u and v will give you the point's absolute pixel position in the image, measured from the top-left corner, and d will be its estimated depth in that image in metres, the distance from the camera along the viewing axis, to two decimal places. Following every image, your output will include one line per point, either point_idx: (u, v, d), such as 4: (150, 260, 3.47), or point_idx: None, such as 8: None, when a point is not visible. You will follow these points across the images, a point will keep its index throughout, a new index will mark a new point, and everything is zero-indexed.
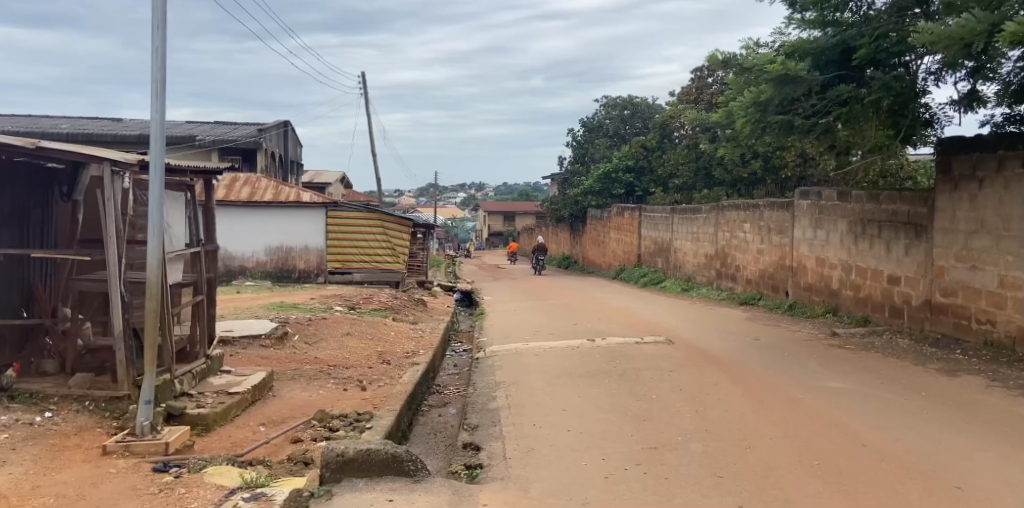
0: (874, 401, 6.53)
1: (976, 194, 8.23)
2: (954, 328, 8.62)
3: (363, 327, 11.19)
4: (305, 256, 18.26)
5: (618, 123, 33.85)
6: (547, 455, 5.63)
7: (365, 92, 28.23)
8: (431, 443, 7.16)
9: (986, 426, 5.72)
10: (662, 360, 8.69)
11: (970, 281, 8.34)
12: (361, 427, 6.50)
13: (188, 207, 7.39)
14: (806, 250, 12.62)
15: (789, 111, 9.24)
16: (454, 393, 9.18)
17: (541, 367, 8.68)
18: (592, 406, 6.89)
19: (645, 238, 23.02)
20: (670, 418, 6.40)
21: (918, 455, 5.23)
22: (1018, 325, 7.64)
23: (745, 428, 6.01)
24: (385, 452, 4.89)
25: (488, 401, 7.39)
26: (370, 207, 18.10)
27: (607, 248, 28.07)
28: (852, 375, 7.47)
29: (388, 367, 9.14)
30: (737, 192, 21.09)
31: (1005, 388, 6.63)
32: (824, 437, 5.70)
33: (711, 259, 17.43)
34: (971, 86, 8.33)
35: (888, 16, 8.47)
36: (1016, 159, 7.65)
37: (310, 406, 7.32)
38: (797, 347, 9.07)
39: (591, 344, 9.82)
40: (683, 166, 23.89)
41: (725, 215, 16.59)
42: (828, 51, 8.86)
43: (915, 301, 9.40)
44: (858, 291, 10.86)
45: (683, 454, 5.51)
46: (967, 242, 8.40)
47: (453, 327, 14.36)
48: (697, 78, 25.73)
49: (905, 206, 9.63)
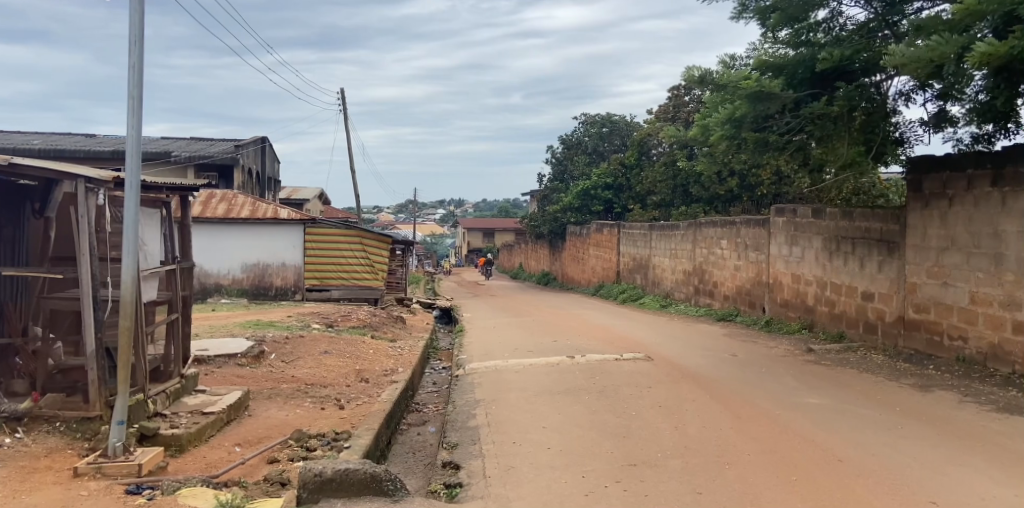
0: (850, 417, 6.59)
1: (945, 212, 8.39)
2: (926, 344, 8.73)
3: (341, 346, 11.08)
4: (282, 273, 18.13)
5: (596, 141, 33.96)
6: (527, 473, 5.62)
7: (343, 108, 28.11)
8: (410, 462, 7.11)
9: (958, 441, 5.79)
10: (643, 376, 8.71)
11: (942, 297, 8.46)
12: (339, 447, 6.46)
13: (164, 225, 7.28)
14: (782, 266, 12.75)
15: (763, 129, 9.42)
16: (433, 411, 9.15)
17: (520, 384, 8.66)
18: (572, 423, 6.88)
19: (624, 255, 23.10)
20: (648, 435, 6.41)
21: (894, 471, 5.26)
22: (989, 342, 7.76)
23: (724, 445, 6.04)
24: (363, 472, 4.83)
25: (468, 419, 7.34)
26: (347, 224, 18.11)
27: (585, 265, 28.10)
28: (829, 390, 7.53)
29: (366, 385, 9.07)
30: (714, 209, 21.26)
31: (978, 403, 6.71)
32: (802, 453, 5.74)
33: (689, 275, 17.54)
34: (940, 107, 8.51)
35: (859, 36, 8.70)
36: (985, 178, 7.79)
37: (287, 426, 7.24)
38: (775, 363, 9.13)
39: (571, 361, 9.83)
40: (661, 184, 24.00)
41: (703, 231, 16.76)
42: (798, 67, 9.02)
43: (888, 318, 9.51)
44: (832, 307, 10.98)
45: (662, 471, 5.52)
46: (939, 259, 8.52)
47: (432, 344, 14.28)
48: (674, 96, 25.93)
49: (878, 224, 9.77)
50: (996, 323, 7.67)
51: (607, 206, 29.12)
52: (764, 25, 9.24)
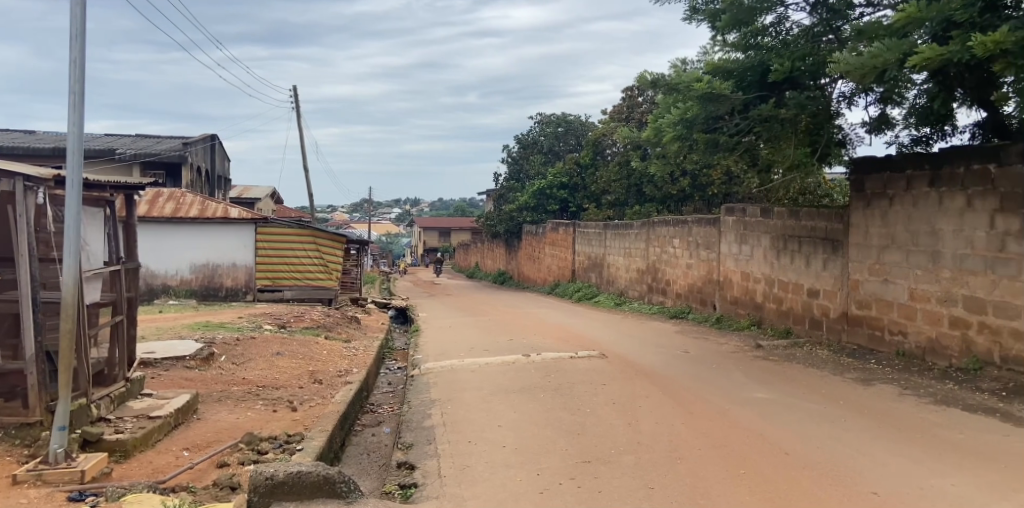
0: (797, 410, 6.76)
1: (886, 211, 8.64)
2: (868, 339, 9.00)
3: (293, 347, 10.94)
4: (233, 274, 17.82)
5: (551, 140, 34.10)
6: (482, 472, 5.64)
7: (296, 106, 27.69)
8: (364, 463, 7.05)
9: (897, 432, 5.98)
10: (597, 374, 8.79)
11: (883, 293, 8.73)
12: (292, 449, 6.40)
13: (108, 224, 7.03)
14: (732, 264, 12.98)
15: (713, 130, 9.63)
16: (388, 412, 9.08)
17: (475, 384, 8.67)
18: (527, 421, 6.92)
19: (579, 254, 23.27)
20: (602, 431, 6.47)
21: (838, 463, 5.41)
22: (927, 337, 8.04)
23: (676, 440, 6.14)
24: (315, 474, 4.78)
25: (423, 419, 7.31)
26: (300, 223, 17.89)
27: (541, 265, 28.21)
28: (777, 385, 7.70)
29: (320, 387, 8.97)
30: (667, 209, 21.56)
31: (917, 396, 6.94)
32: (750, 447, 5.87)
33: (642, 273, 17.74)
34: (881, 110, 8.77)
35: (804, 40, 8.90)
36: (923, 179, 8.05)
37: (237, 429, 7.12)
38: (725, 359, 9.30)
39: (526, 359, 9.86)
40: (616, 184, 24.23)
41: (656, 231, 16.96)
42: (748, 71, 9.18)
43: (832, 314, 9.78)
44: (779, 304, 11.24)
45: (615, 467, 5.58)
46: (880, 257, 8.77)
47: (387, 344, 14.18)
48: (628, 97, 26.20)
49: (823, 222, 10.02)
50: (933, 319, 7.95)
51: (563, 206, 29.31)
52: (714, 28, 9.40)
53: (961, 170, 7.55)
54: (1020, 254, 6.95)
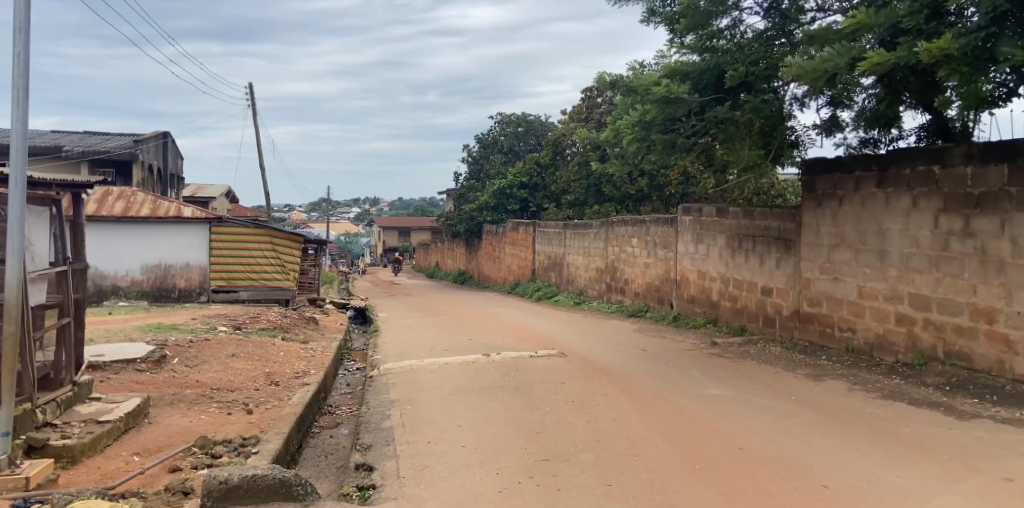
0: (750, 406, 6.88)
1: (836, 211, 8.84)
2: (819, 336, 9.19)
3: (248, 348, 10.77)
4: (186, 274, 17.49)
5: (511, 140, 34.13)
6: (441, 472, 5.62)
7: (251, 103, 27.28)
8: (321, 465, 6.97)
9: (847, 427, 6.13)
10: (557, 373, 8.82)
11: (833, 291, 8.92)
12: (246, 452, 6.31)
13: (53, 223, 6.76)
14: (688, 263, 13.15)
15: (671, 131, 9.83)
16: (346, 413, 9.00)
17: (435, 384, 8.63)
18: (486, 421, 6.91)
19: (539, 253, 23.36)
20: (561, 430, 6.50)
21: (790, 457, 5.51)
22: (875, 333, 8.25)
23: (634, 437, 6.20)
24: (271, 478, 4.72)
25: (382, 420, 7.26)
26: (256, 222, 17.64)
27: (501, 264, 28.23)
28: (732, 382, 7.82)
29: (276, 388, 8.85)
30: (626, 208, 21.78)
31: (865, 391, 7.12)
32: (706, 442, 5.95)
33: (602, 272, 17.87)
34: (831, 112, 8.96)
35: (757, 44, 9.06)
36: (871, 180, 8.25)
37: (189, 433, 6.98)
38: (682, 357, 9.41)
39: (486, 359, 9.85)
40: (575, 184, 24.37)
41: (614, 230, 17.10)
42: (704, 74, 9.32)
43: (785, 311, 9.97)
44: (734, 302, 11.41)
45: (574, 464, 5.62)
46: (831, 256, 8.97)
47: (346, 345, 14.06)
48: (587, 97, 26.40)
49: (776, 222, 10.22)
50: (881, 316, 8.16)
51: (523, 205, 29.42)
52: (673, 31, 9.68)
53: (907, 172, 7.75)
54: (963, 253, 7.17)
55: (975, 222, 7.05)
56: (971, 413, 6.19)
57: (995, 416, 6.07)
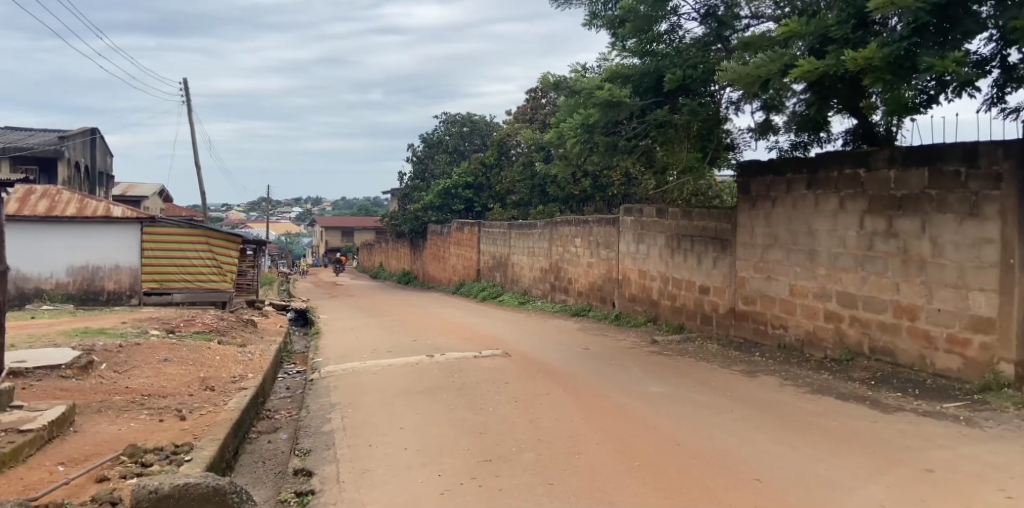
0: (687, 402, 7.01)
1: (769, 212, 9.06)
2: (753, 333, 9.42)
3: (182, 352, 10.48)
4: (115, 276, 16.93)
5: (456, 140, 34.02)
6: (382, 475, 5.57)
7: (186, 99, 26.58)
8: (259, 471, 6.84)
9: (779, 421, 6.30)
10: (499, 373, 8.83)
11: (766, 290, 9.15)
12: (179, 460, 6.14)
13: None
14: (630, 263, 13.33)
15: (612, 133, 9.94)
16: (285, 417, 8.84)
17: (376, 386, 8.55)
18: (428, 423, 6.88)
19: (483, 253, 23.36)
20: (502, 430, 6.51)
21: (725, 452, 5.63)
22: (806, 330, 8.49)
23: (575, 435, 6.25)
24: (205, 486, 4.62)
25: (322, 424, 7.16)
26: (191, 223, 17.21)
27: (446, 264, 28.14)
28: (670, 379, 7.96)
29: (211, 393, 8.64)
30: (570, 208, 21.94)
31: (796, 386, 7.32)
32: (645, 439, 6.04)
33: (545, 272, 17.97)
34: (765, 116, 9.18)
35: (695, 49, 9.22)
36: (801, 182, 8.48)
37: (118, 441, 6.76)
38: (622, 356, 9.53)
39: (429, 360, 9.80)
40: (520, 184, 24.46)
41: (558, 230, 17.20)
42: (644, 77, 9.44)
43: (721, 309, 10.19)
44: (673, 301, 11.61)
45: (516, 464, 5.63)
46: (764, 255, 9.20)
47: (285, 348, 13.82)
48: (531, 98, 26.54)
49: (713, 222, 10.44)
50: (811, 313, 8.40)
51: (468, 205, 29.36)
52: (614, 34, 9.80)
53: (835, 174, 8.00)
54: (887, 253, 7.43)
55: (898, 223, 7.31)
56: (895, 406, 6.42)
57: (917, 409, 6.31)
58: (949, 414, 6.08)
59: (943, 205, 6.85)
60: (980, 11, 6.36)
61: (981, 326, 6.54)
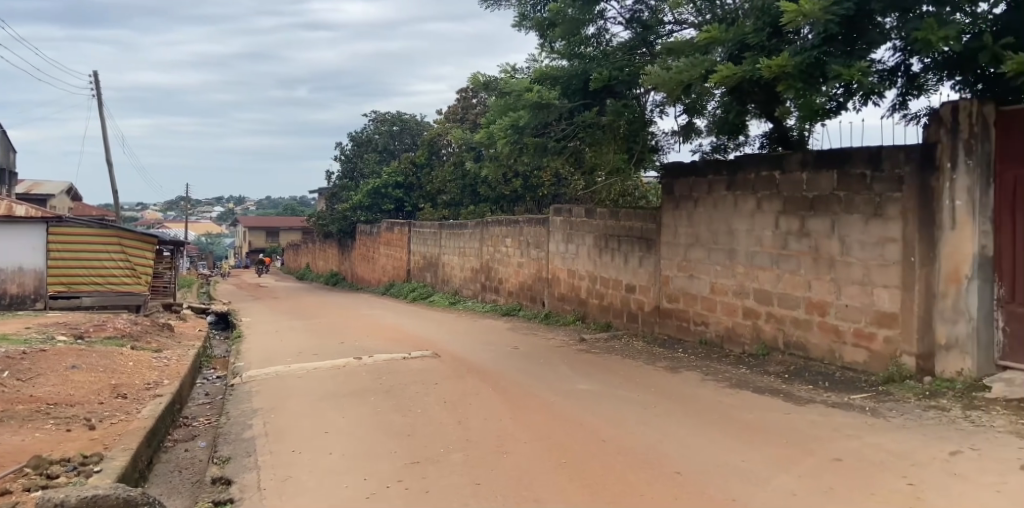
0: (612, 399, 7.12)
1: (692, 212, 9.28)
2: (677, 330, 9.64)
3: (92, 359, 10.05)
4: (19, 279, 15.93)
5: (386, 139, 33.66)
6: (305, 481, 5.47)
7: (96, 93, 25.46)
8: (175, 480, 6.61)
9: (699, 415, 6.45)
10: (428, 374, 8.78)
11: (689, 288, 9.37)
12: (88, 471, 5.89)
13: None
14: (559, 262, 13.44)
15: (542, 135, 10.00)
16: (204, 424, 8.58)
17: (300, 390, 8.38)
18: (354, 426, 6.79)
19: (414, 254, 23.19)
20: (430, 431, 6.48)
21: (647, 447, 5.74)
22: (726, 326, 8.74)
23: (502, 434, 6.27)
24: (115, 498, 4.44)
25: (242, 430, 6.98)
26: (102, 223, 16.61)
27: (375, 265, 27.81)
28: (596, 377, 8.06)
29: (124, 401, 8.31)
30: (501, 208, 22.00)
31: (717, 381, 7.52)
32: (570, 437, 6.10)
33: (476, 272, 17.96)
34: (688, 119, 9.39)
35: (621, 53, 9.35)
36: (721, 183, 8.71)
37: (21, 453, 6.43)
38: (550, 354, 9.61)
39: (356, 362, 9.66)
40: (451, 184, 24.38)
41: (489, 230, 17.21)
42: (572, 79, 9.52)
43: (646, 307, 10.38)
44: (601, 300, 11.77)
45: (443, 465, 5.61)
46: (687, 254, 9.41)
47: (205, 352, 13.40)
48: (462, 98, 26.48)
49: (639, 222, 10.62)
50: (731, 310, 8.64)
51: (398, 205, 29.09)
52: (543, 36, 9.87)
53: (752, 176, 8.26)
54: (800, 252, 7.71)
55: (810, 223, 7.59)
56: (807, 399, 6.67)
57: (827, 401, 6.57)
58: (856, 405, 6.35)
59: (850, 206, 7.14)
60: (884, 23, 6.65)
61: (886, 321, 6.85)
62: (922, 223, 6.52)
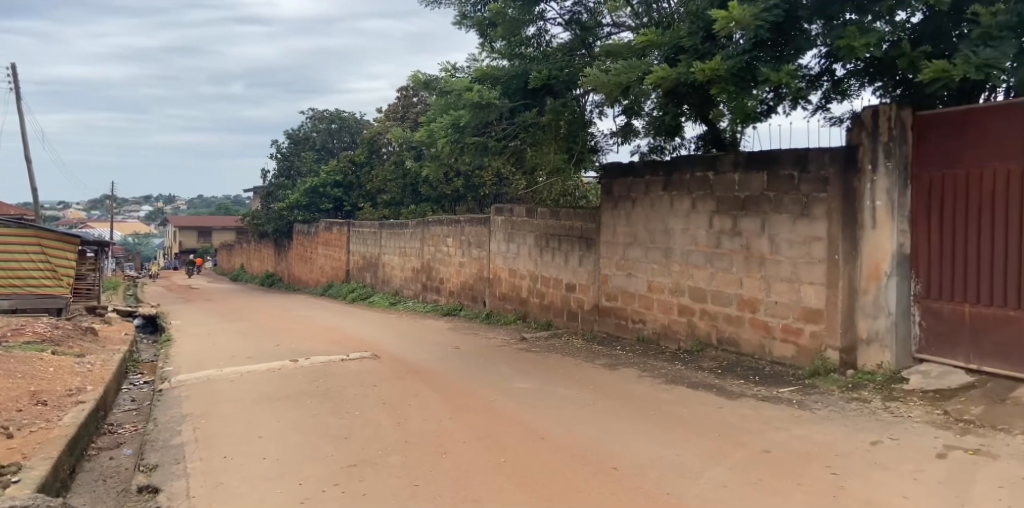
0: (551, 397, 7.17)
1: (630, 212, 9.41)
2: (615, 327, 9.77)
3: (10, 365, 9.61)
4: None
5: (324, 137, 33.15)
6: (237, 488, 5.34)
7: (14, 87, 24.31)
8: (99, 490, 6.38)
9: (635, 411, 6.55)
10: (367, 376, 8.69)
11: (627, 286, 9.50)
12: (5, 483, 5.64)
13: None
14: (500, 262, 13.46)
15: (482, 134, 10.00)
16: (130, 431, 8.30)
17: (233, 394, 8.19)
18: (289, 430, 6.67)
19: (353, 254, 22.91)
20: (368, 433, 6.41)
21: (583, 444, 5.80)
22: (662, 323, 8.89)
23: (441, 435, 6.25)
24: None
25: (170, 437, 6.78)
26: (20, 223, 16.01)
27: (313, 265, 27.37)
28: (535, 375, 8.10)
29: (44, 409, 7.97)
30: (442, 208, 21.94)
31: (653, 377, 7.64)
32: (508, 435, 6.12)
33: (417, 272, 17.85)
34: (626, 120, 9.51)
35: (561, 53, 9.41)
36: (658, 183, 8.86)
37: None
38: (490, 354, 9.61)
39: (292, 365, 9.49)
40: (391, 183, 24.16)
41: (430, 230, 17.12)
42: (513, 79, 9.54)
43: (586, 306, 10.49)
44: (542, 299, 11.83)
45: (380, 468, 5.56)
46: (625, 253, 9.54)
47: (131, 357, 12.96)
48: (402, 96, 26.27)
49: (579, 222, 10.71)
50: (667, 308, 8.80)
51: (337, 204, 28.68)
52: (484, 36, 9.89)
53: (687, 176, 8.42)
54: (732, 250, 7.90)
55: (742, 222, 7.78)
56: (738, 393, 6.84)
57: (757, 394, 6.74)
58: (784, 398, 6.54)
59: (779, 206, 7.35)
60: (810, 29, 6.87)
61: (812, 316, 7.07)
62: (845, 222, 6.75)
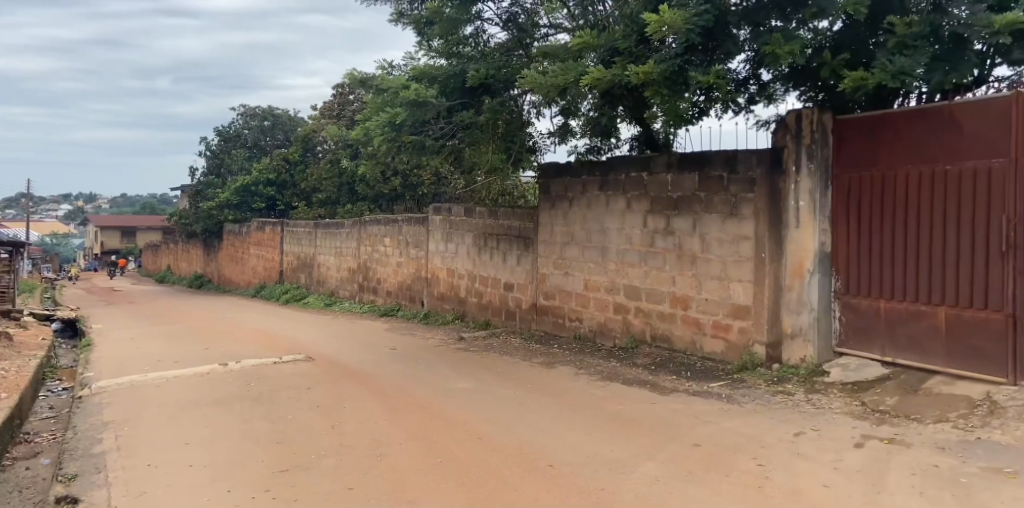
0: (489, 397, 7.16)
1: (566, 212, 9.48)
2: (553, 326, 9.83)
3: None
4: None
5: (256, 134, 32.38)
6: (163, 496, 5.18)
7: None
8: (13, 502, 6.09)
9: (571, 409, 6.59)
10: (302, 378, 8.53)
11: (564, 285, 9.58)
12: None
13: None
14: (439, 261, 13.39)
15: (419, 133, 9.93)
16: (48, 440, 7.95)
17: (160, 400, 7.93)
18: (219, 435, 6.49)
19: (287, 254, 22.44)
20: (302, 437, 6.30)
21: (519, 443, 5.81)
22: (598, 321, 8.99)
23: (377, 436, 6.19)
24: None
25: (91, 446, 6.51)
26: None
27: (245, 266, 26.74)
28: (472, 375, 8.09)
29: None
30: (379, 207, 21.71)
31: (588, 375, 7.71)
32: (444, 435, 6.09)
33: (353, 272, 17.61)
34: (563, 121, 9.58)
35: (498, 53, 9.42)
36: (594, 184, 8.95)
37: None
38: (427, 354, 9.55)
39: (222, 369, 9.24)
40: (327, 182, 23.77)
41: (366, 229, 16.90)
42: (450, 78, 9.51)
43: (524, 304, 10.53)
44: (480, 298, 11.82)
45: (313, 472, 5.47)
46: (562, 252, 9.61)
47: (49, 363, 12.40)
48: (338, 94, 25.87)
49: (517, 221, 10.74)
50: (603, 306, 8.90)
51: (270, 204, 28.07)
52: (421, 34, 9.83)
53: (622, 177, 8.54)
54: (665, 249, 8.04)
55: (674, 222, 7.92)
56: (670, 388, 6.96)
57: (689, 389, 6.88)
58: (714, 393, 6.68)
59: (710, 206, 7.52)
60: (738, 34, 7.05)
61: (741, 313, 7.26)
62: (771, 222, 6.96)
